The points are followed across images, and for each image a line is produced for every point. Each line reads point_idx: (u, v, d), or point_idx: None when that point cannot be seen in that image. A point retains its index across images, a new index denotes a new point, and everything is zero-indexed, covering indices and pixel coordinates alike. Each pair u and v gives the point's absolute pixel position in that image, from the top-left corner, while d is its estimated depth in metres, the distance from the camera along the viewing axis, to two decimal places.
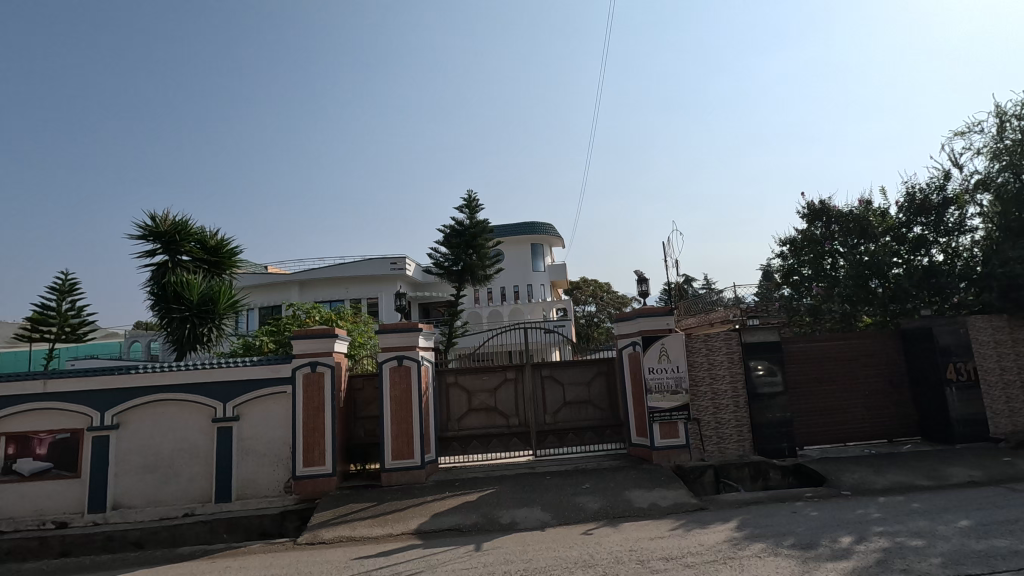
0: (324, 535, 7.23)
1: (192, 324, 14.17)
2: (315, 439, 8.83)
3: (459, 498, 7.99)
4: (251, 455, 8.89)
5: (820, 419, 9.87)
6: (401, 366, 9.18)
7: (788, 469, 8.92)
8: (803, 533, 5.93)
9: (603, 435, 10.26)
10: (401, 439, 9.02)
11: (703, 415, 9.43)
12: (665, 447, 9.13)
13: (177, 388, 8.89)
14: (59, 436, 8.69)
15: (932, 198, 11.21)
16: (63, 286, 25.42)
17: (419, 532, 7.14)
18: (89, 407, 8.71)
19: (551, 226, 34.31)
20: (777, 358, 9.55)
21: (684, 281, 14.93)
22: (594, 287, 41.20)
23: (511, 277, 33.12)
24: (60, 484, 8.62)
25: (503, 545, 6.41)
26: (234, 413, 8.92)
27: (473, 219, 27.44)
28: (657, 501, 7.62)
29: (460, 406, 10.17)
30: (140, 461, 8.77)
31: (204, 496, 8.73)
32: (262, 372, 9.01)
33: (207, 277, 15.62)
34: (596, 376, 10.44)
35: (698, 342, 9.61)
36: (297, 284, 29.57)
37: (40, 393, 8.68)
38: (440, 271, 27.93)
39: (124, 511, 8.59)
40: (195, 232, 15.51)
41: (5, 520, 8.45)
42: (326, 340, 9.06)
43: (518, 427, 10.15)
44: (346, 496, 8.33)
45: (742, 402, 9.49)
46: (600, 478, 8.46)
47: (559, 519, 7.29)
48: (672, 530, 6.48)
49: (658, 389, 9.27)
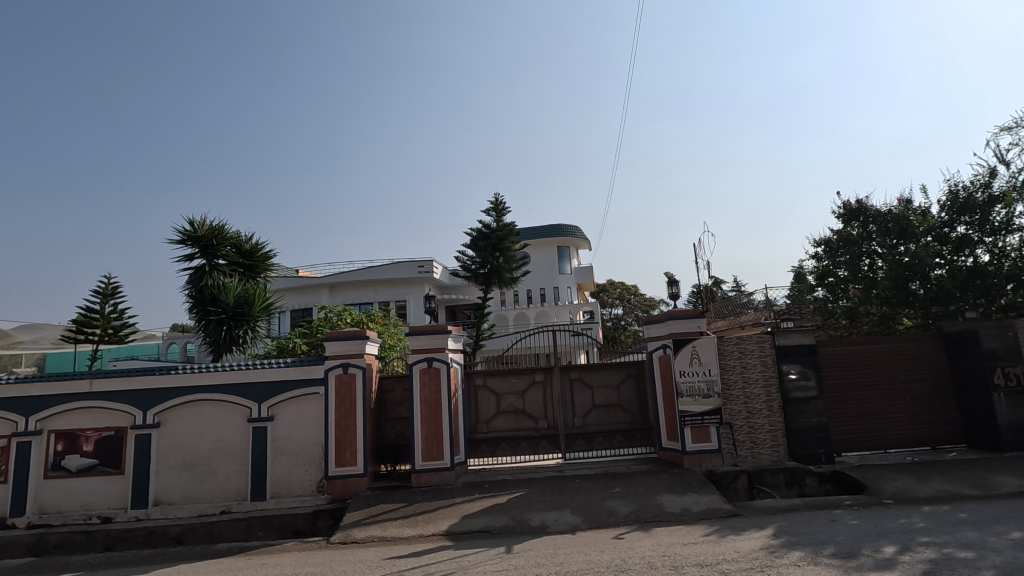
0: (356, 535, 7.32)
1: (229, 326, 14.54)
2: (346, 440, 8.96)
3: (489, 500, 8.01)
4: (284, 455, 9.07)
5: (858, 425, 9.58)
6: (431, 368, 9.25)
7: (826, 476, 8.63)
8: (844, 542, 5.76)
9: (633, 439, 10.16)
10: (431, 440, 9.10)
11: (735, 420, 9.28)
12: (696, 452, 8.99)
13: (215, 389, 9.13)
14: (104, 433, 9.02)
15: (976, 196, 10.85)
16: (107, 290, 26.38)
17: (450, 533, 7.18)
18: (132, 406, 9.02)
19: (578, 228, 34.25)
20: (812, 362, 9.31)
21: (714, 283, 14.39)
22: (621, 289, 40.87)
23: (538, 279, 33.13)
24: (105, 480, 8.94)
25: (534, 548, 6.39)
26: (269, 413, 9.12)
27: (500, 221, 27.48)
28: (689, 506, 7.49)
29: (489, 408, 10.19)
30: (180, 459, 9.03)
31: (240, 494, 8.95)
32: (295, 373, 9.19)
33: (242, 280, 16.05)
34: (626, 379, 10.34)
35: (730, 345, 9.47)
36: (327, 288, 30.10)
37: (87, 393, 9.03)
38: (468, 273, 28.05)
39: (165, 507, 8.86)
40: (231, 236, 15.98)
41: (54, 514, 8.80)
42: (357, 342, 9.19)
43: (546, 430, 10.12)
44: (377, 496, 8.42)
45: (776, 406, 9.29)
46: (630, 482, 8.37)
47: (589, 522, 7.23)
48: (706, 536, 6.36)
49: (690, 393, 9.13)
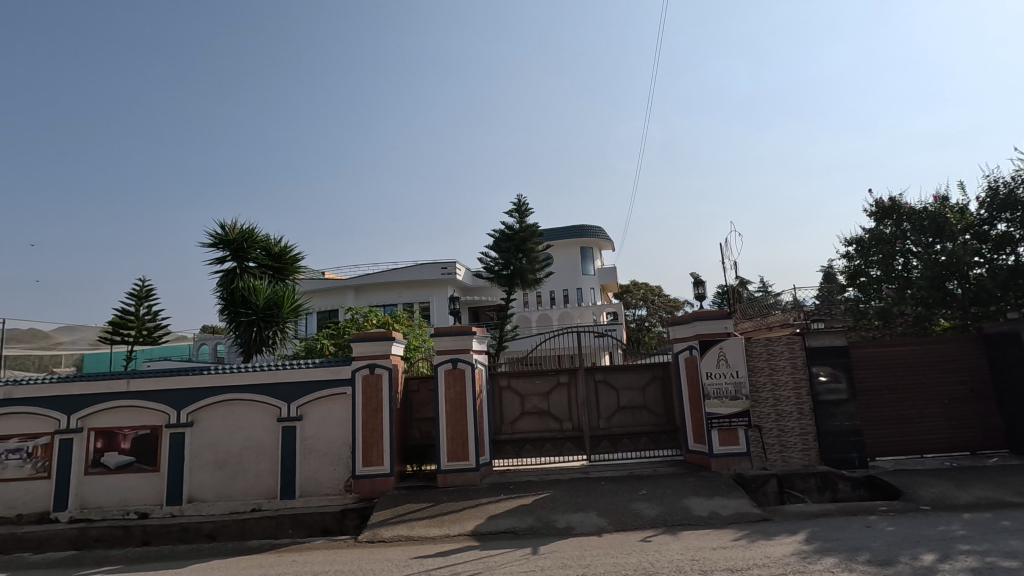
0: (383, 534, 7.40)
1: (259, 327, 14.85)
2: (373, 440, 9.07)
3: (514, 501, 8.01)
4: (313, 454, 9.23)
5: (893, 429, 9.32)
6: (456, 369, 9.31)
7: (859, 481, 8.44)
8: (880, 548, 5.62)
9: (659, 441, 10.07)
10: (457, 441, 9.15)
11: (765, 423, 9.12)
12: (724, 455, 8.86)
13: (245, 389, 9.34)
14: (140, 432, 9.30)
15: (1017, 192, 10.41)
16: (142, 291, 27.19)
17: (476, 533, 7.20)
18: (166, 405, 9.27)
19: (601, 228, 34.06)
20: (843, 364, 9.11)
21: (740, 285, 14.15)
22: (645, 291, 40.45)
23: (561, 280, 33.03)
24: (142, 476, 9.22)
25: (560, 549, 6.38)
26: (298, 413, 9.28)
27: (523, 222, 27.52)
28: (717, 510, 7.38)
29: (514, 409, 10.19)
30: (212, 457, 9.26)
31: (270, 491, 9.14)
32: (323, 373, 9.34)
33: (272, 283, 16.38)
34: (652, 381, 10.24)
35: (759, 347, 9.29)
36: (352, 289, 30.45)
37: (124, 392, 9.32)
38: (491, 275, 28.11)
39: (198, 504, 9.09)
40: (261, 240, 16.35)
41: (94, 509, 9.11)
42: (384, 342, 9.30)
43: (571, 432, 10.08)
44: (403, 496, 8.49)
45: (807, 409, 9.11)
46: (657, 484, 8.30)
47: (615, 525, 7.19)
48: (735, 540, 6.26)
49: (717, 395, 8.99)
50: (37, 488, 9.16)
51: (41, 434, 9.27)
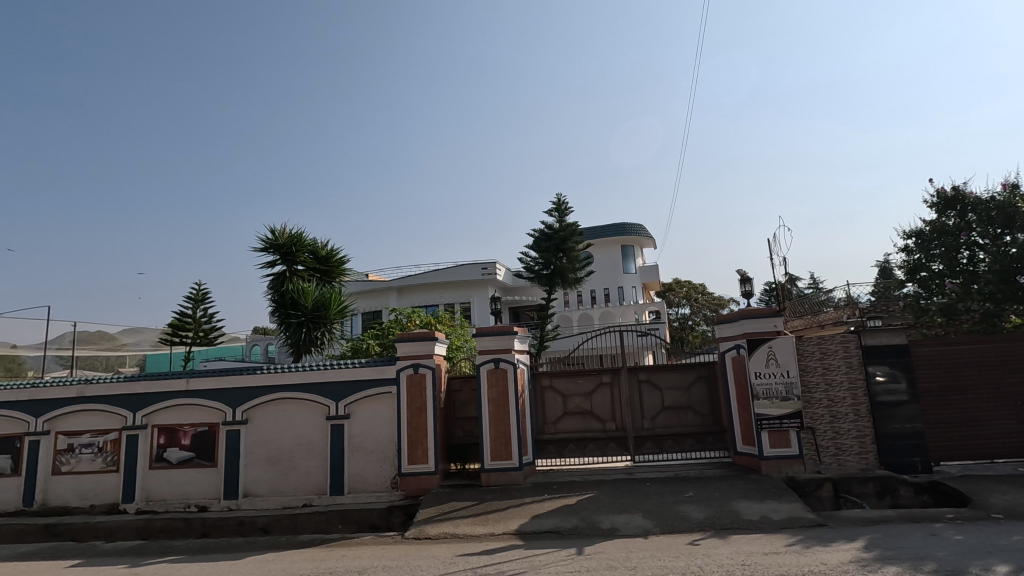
0: (429, 531, 7.52)
1: (308, 328, 15.34)
2: (418, 439, 9.22)
3: (558, 501, 7.99)
4: (360, 452, 9.46)
5: (959, 433, 8.80)
6: (498, 369, 9.36)
7: (922, 487, 8.02)
8: (947, 558, 5.32)
9: (705, 442, 9.84)
10: (500, 440, 9.20)
11: (818, 424, 8.78)
12: (775, 457, 8.57)
13: (296, 387, 9.66)
14: (199, 428, 9.75)
15: None
16: (198, 295, 28.49)
17: (520, 532, 7.22)
18: (223, 404, 9.69)
19: (641, 227, 33.53)
20: (902, 364, 8.69)
21: (790, 281, 13.55)
22: (689, 288, 39.49)
23: (602, 279, 32.73)
24: (201, 471, 9.67)
25: (605, 550, 6.32)
26: (345, 411, 9.53)
27: (563, 222, 27.41)
28: (769, 514, 7.16)
29: (556, 409, 10.15)
30: (266, 454, 9.61)
31: (320, 488, 9.43)
32: (369, 373, 9.56)
33: (320, 285, 16.87)
34: (697, 381, 10.02)
35: (811, 346, 8.94)
36: (395, 291, 31.20)
37: (184, 390, 9.79)
38: (531, 275, 28.11)
39: (253, 498, 9.46)
40: (309, 243, 16.88)
41: (158, 501, 9.61)
42: (427, 343, 9.43)
43: (615, 432, 9.96)
44: (448, 494, 8.60)
45: (863, 410, 8.71)
46: (704, 486, 8.10)
47: (662, 527, 7.06)
48: (789, 546, 6.05)
49: (767, 395, 8.71)
50: (108, 481, 9.74)
51: (110, 429, 9.86)
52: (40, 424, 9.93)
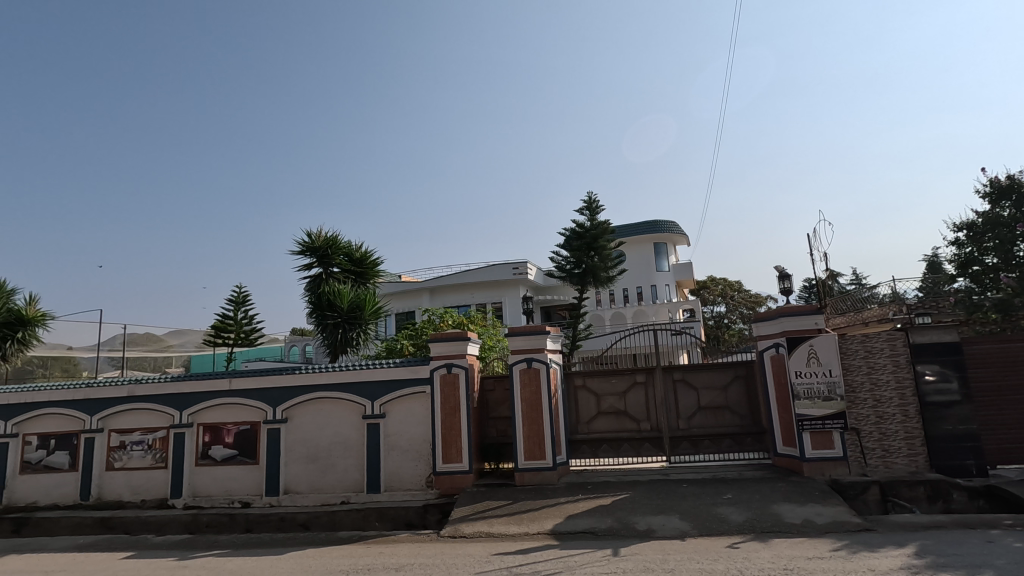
0: (464, 530, 7.57)
1: (344, 329, 15.65)
2: (453, 438, 9.30)
3: (593, 502, 7.93)
4: (395, 451, 9.61)
5: (1017, 434, 8.36)
6: (531, 368, 9.36)
7: (977, 491, 7.66)
8: (1005, 567, 5.05)
9: (744, 443, 9.62)
10: (533, 440, 9.19)
11: (863, 425, 8.47)
12: (818, 459, 8.31)
13: (333, 387, 9.87)
14: (242, 427, 10.06)
15: None
16: (239, 297, 29.42)
17: (555, 532, 7.20)
18: (264, 403, 9.98)
19: (674, 223, 32.97)
20: (953, 362, 8.35)
21: (830, 278, 13.09)
22: (723, 286, 38.64)
23: (635, 278, 32.32)
24: (244, 468, 9.98)
25: (641, 552, 6.24)
26: (381, 410, 9.69)
27: (594, 221, 27.21)
28: (812, 518, 6.94)
29: (589, 409, 10.07)
30: (305, 452, 9.85)
31: (358, 485, 9.61)
32: (403, 373, 9.69)
33: (355, 286, 17.20)
34: (734, 381, 9.80)
35: (855, 343, 8.63)
36: (428, 292, 31.65)
37: (227, 390, 10.11)
38: (563, 274, 27.98)
39: (294, 495, 9.71)
40: (344, 246, 17.23)
41: (204, 497, 9.96)
42: (460, 342, 9.50)
43: (650, 433, 9.82)
44: (483, 494, 8.63)
45: (912, 411, 8.36)
46: (743, 489, 7.91)
47: (699, 529, 6.93)
48: (834, 551, 5.85)
49: (808, 395, 8.45)
50: (157, 477, 10.15)
51: (159, 427, 10.28)
52: (95, 421, 10.42)
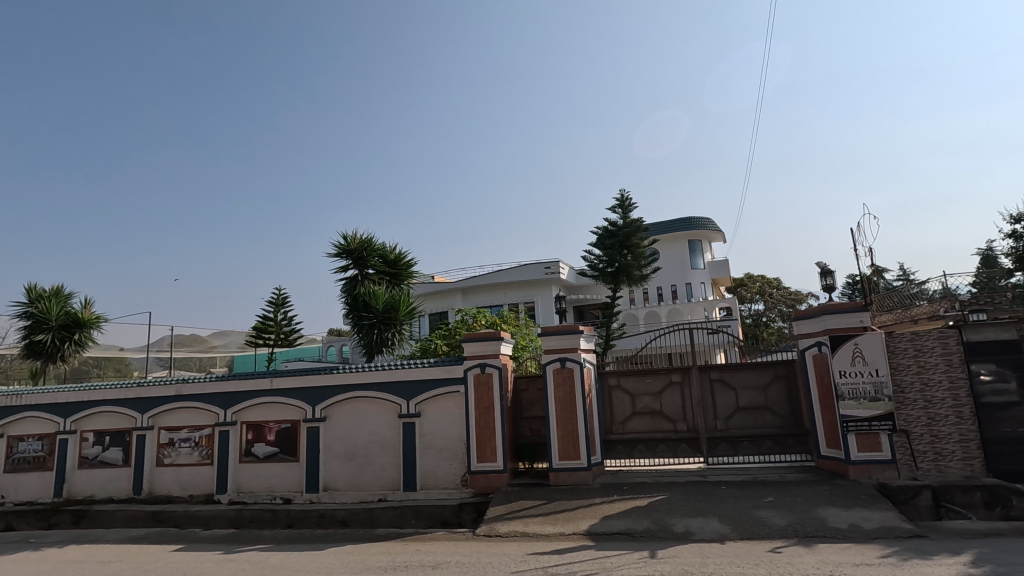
0: (499, 529, 7.59)
1: (380, 329, 15.90)
2: (487, 437, 9.34)
3: (629, 503, 7.84)
4: (430, 450, 9.71)
5: None
6: (564, 368, 9.31)
7: None
8: None
9: (785, 445, 9.34)
10: (568, 440, 9.15)
11: (913, 427, 8.11)
12: (864, 462, 8.01)
13: (369, 387, 10.04)
14: (283, 425, 10.34)
15: None
16: (279, 299, 30.22)
17: (591, 533, 7.15)
18: (303, 402, 10.23)
19: (710, 220, 32.35)
20: (1012, 361, 7.90)
21: (877, 275, 12.57)
22: (762, 283, 37.67)
23: (669, 276, 31.81)
24: (285, 466, 10.26)
25: (679, 555, 6.14)
26: (417, 410, 9.81)
27: (626, 218, 26.91)
28: (859, 522, 6.69)
29: (624, 409, 9.96)
30: (343, 450, 10.05)
31: (394, 483, 9.76)
32: (438, 373, 9.79)
33: (389, 287, 17.46)
34: (774, 380, 9.53)
35: (903, 342, 8.26)
36: (461, 292, 31.94)
37: (269, 389, 10.41)
38: (597, 275, 27.73)
39: (333, 492, 9.93)
40: (378, 248, 17.53)
41: (247, 493, 10.29)
42: (493, 342, 9.53)
43: (686, 433, 9.65)
44: (517, 493, 8.64)
45: (966, 412, 7.96)
46: (785, 492, 7.69)
47: (739, 532, 6.77)
48: (883, 558, 5.63)
49: (854, 396, 8.15)
50: (204, 473, 10.54)
51: (205, 425, 10.67)
52: (145, 419, 10.88)
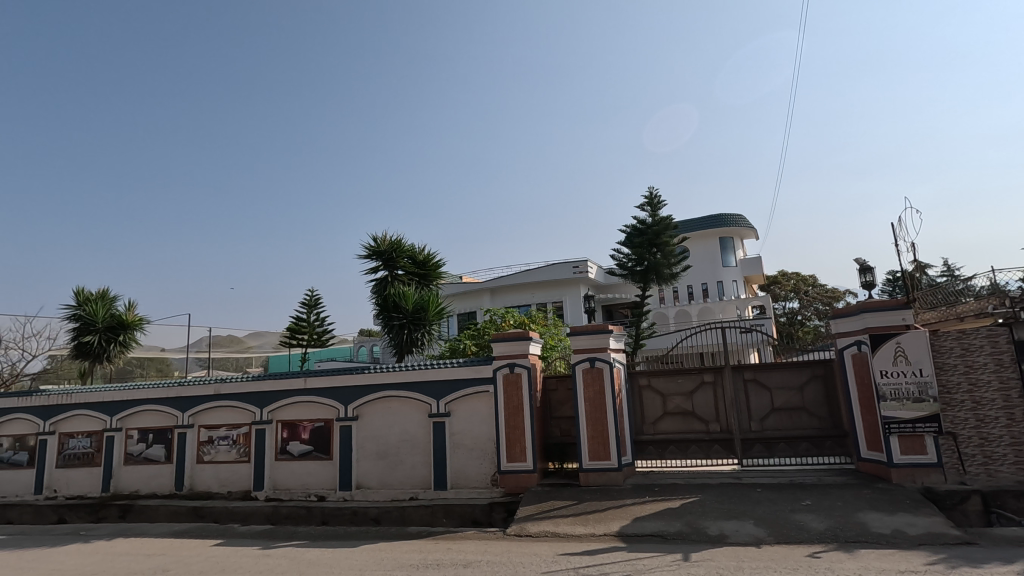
0: (530, 529, 7.59)
1: (409, 330, 16.07)
2: (517, 437, 9.35)
3: (661, 504, 7.74)
4: (460, 449, 9.77)
5: None
6: (594, 368, 9.25)
7: None
8: None
9: (823, 447, 9.07)
10: (598, 440, 9.08)
11: (960, 430, 7.72)
12: (907, 465, 7.75)
13: (399, 386, 10.16)
14: (316, 424, 10.55)
15: None
16: (311, 300, 30.85)
17: (623, 535, 7.08)
18: (336, 401, 10.42)
19: (742, 217, 31.69)
20: None
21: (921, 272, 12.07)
22: (797, 280, 36.71)
23: (700, 274, 31.28)
24: (318, 464, 10.46)
25: (713, 558, 6.02)
26: (447, 409, 9.88)
27: (655, 216, 26.59)
28: (903, 528, 6.45)
29: (655, 409, 9.83)
30: (375, 449, 10.19)
31: (425, 482, 9.85)
32: (467, 372, 9.84)
33: (418, 288, 17.64)
34: (811, 380, 9.29)
35: (948, 340, 7.92)
36: (490, 292, 32.08)
37: (302, 389, 10.63)
38: (625, 274, 27.48)
39: (365, 490, 10.09)
40: (408, 249, 17.72)
41: (283, 490, 10.53)
42: (522, 342, 9.53)
43: (719, 434, 9.47)
44: (547, 494, 8.61)
45: (1017, 414, 7.57)
46: (824, 495, 7.47)
47: (776, 536, 6.60)
48: (929, 565, 5.41)
49: (896, 396, 7.88)
50: (241, 470, 10.83)
51: (242, 424, 10.96)
52: (186, 417, 11.25)
